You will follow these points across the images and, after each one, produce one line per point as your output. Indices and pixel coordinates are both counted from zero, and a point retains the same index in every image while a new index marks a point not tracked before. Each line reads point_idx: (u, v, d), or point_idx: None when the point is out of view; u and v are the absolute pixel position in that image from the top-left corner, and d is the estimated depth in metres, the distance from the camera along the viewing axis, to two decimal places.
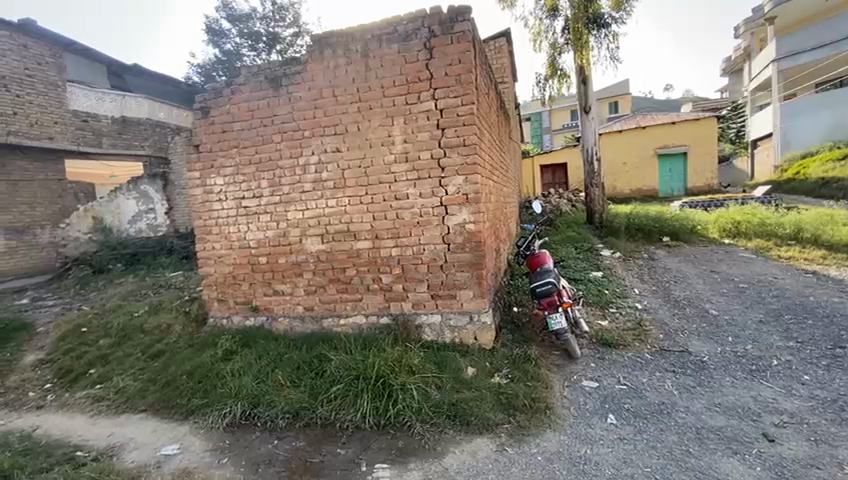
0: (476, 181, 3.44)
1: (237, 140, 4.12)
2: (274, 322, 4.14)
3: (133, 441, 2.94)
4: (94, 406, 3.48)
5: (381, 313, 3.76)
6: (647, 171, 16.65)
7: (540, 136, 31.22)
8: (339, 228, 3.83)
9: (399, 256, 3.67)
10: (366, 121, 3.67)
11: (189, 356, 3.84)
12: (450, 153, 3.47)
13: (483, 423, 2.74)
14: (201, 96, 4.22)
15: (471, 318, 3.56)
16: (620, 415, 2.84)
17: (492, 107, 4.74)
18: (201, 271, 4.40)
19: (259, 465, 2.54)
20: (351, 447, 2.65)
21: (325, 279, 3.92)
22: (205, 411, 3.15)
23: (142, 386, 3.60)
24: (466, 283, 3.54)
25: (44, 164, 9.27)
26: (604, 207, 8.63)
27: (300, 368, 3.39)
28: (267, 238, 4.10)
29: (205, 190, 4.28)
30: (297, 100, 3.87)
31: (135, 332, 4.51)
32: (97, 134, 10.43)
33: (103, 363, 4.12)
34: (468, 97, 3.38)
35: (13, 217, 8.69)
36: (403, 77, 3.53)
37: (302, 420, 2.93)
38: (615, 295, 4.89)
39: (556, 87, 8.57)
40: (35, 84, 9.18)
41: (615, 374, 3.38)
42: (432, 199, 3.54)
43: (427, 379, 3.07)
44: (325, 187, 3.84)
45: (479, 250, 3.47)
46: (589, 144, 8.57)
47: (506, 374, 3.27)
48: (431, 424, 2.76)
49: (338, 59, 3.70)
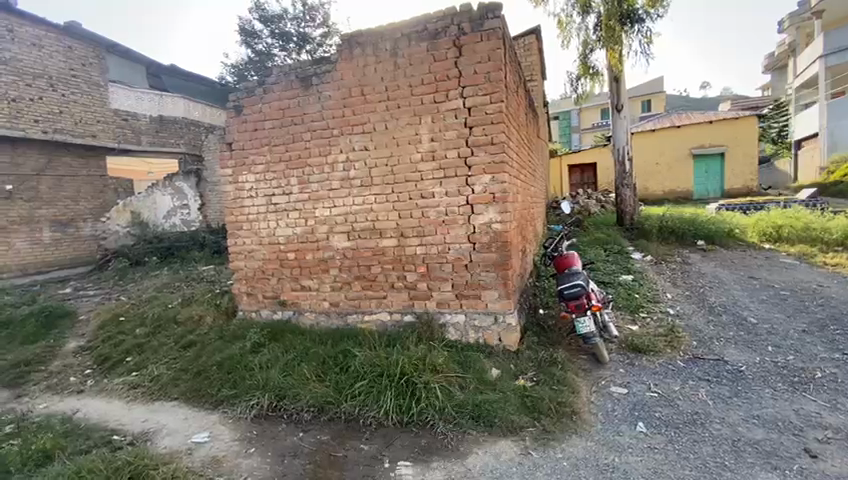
0: (503, 180, 3.39)
1: (268, 138, 4.22)
2: (301, 316, 4.22)
3: (166, 427, 3.05)
4: (130, 392, 3.64)
5: (405, 311, 3.77)
6: (681, 172, 16.02)
7: (568, 135, 30.61)
8: (365, 226, 3.86)
9: (424, 255, 3.66)
10: (393, 120, 3.68)
11: (219, 347, 3.97)
12: (477, 151, 3.43)
13: (507, 425, 2.71)
14: (235, 95, 4.33)
15: (496, 319, 3.51)
16: (650, 423, 2.74)
17: (521, 106, 4.66)
18: (232, 266, 4.52)
19: (285, 456, 2.60)
20: (374, 442, 2.67)
21: (350, 276, 3.96)
22: (234, 402, 3.25)
23: (175, 375, 3.73)
24: (491, 283, 3.49)
25: (87, 161, 9.77)
26: (635, 209, 8.36)
27: (325, 362, 3.44)
28: (295, 234, 4.18)
29: (237, 187, 4.40)
30: (326, 99, 3.92)
31: (169, 323, 4.69)
32: (136, 132, 10.89)
33: (139, 351, 4.30)
34: (497, 95, 3.33)
35: (59, 210, 9.21)
36: (432, 75, 3.52)
37: (326, 415, 2.98)
38: (646, 300, 4.73)
39: (588, 85, 8.37)
40: (80, 84, 9.70)
41: (645, 381, 3.28)
42: (458, 198, 3.52)
43: (451, 378, 3.05)
44: (352, 185, 3.87)
45: (505, 250, 3.43)
46: (620, 144, 8.34)
47: (531, 377, 3.22)
48: (454, 425, 2.75)
49: (367, 58, 3.73)
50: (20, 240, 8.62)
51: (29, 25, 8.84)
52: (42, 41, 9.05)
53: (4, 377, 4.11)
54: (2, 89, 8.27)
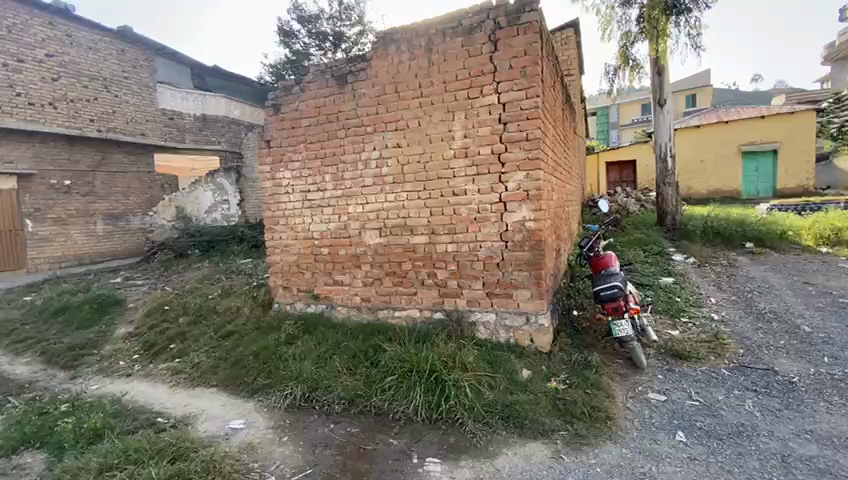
0: (538, 177, 3.31)
1: (304, 135, 4.31)
2: (333, 310, 4.30)
3: (205, 412, 3.19)
4: (173, 377, 3.83)
5: (435, 308, 3.77)
6: (728, 170, 15.14)
7: (606, 131, 29.57)
8: (397, 223, 3.87)
9: (455, 252, 3.64)
10: (427, 116, 3.67)
11: (255, 338, 4.11)
12: (511, 148, 3.37)
13: (538, 428, 2.66)
14: (273, 94, 4.45)
15: (527, 319, 3.45)
16: (692, 433, 2.61)
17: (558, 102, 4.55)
18: (269, 259, 4.67)
19: (317, 446, 2.66)
20: (402, 437, 2.69)
21: (381, 272, 3.99)
22: (268, 391, 3.36)
23: (214, 363, 3.89)
24: (523, 283, 3.43)
25: (136, 157, 10.35)
26: (677, 209, 7.97)
27: (356, 356, 3.49)
28: (328, 229, 4.26)
29: (275, 184, 4.53)
30: (361, 96, 3.96)
31: (210, 312, 4.90)
32: (181, 130, 11.38)
33: (181, 339, 4.52)
34: (533, 90, 3.26)
35: (111, 205, 9.82)
36: (466, 71, 3.48)
37: (356, 407, 3.02)
38: (688, 304, 4.51)
39: (626, 79, 8.07)
40: (131, 85, 10.28)
41: (685, 389, 3.13)
42: (491, 195, 3.47)
43: (481, 378, 3.02)
44: (385, 181, 3.90)
45: (539, 249, 3.35)
46: (662, 141, 8.00)
47: (564, 380, 3.14)
48: (483, 423, 2.72)
49: (402, 55, 3.74)
50: (77, 231, 9.26)
51: (86, 30, 9.44)
52: (98, 45, 9.65)
53: (62, 359, 4.43)
54: (62, 91, 8.95)
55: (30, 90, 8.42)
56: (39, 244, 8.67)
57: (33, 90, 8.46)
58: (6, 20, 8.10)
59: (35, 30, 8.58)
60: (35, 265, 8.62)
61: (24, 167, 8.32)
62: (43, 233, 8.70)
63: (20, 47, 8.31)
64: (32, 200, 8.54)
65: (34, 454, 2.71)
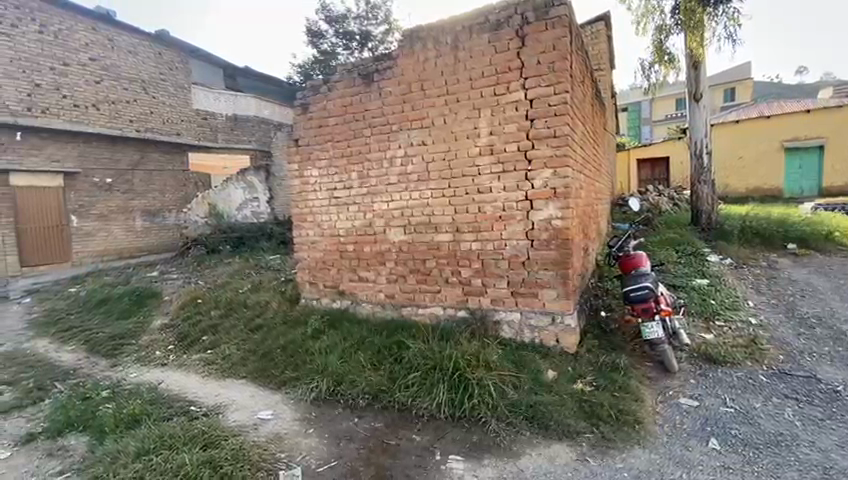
0: (566, 174, 3.24)
1: (331, 134, 4.38)
2: (358, 306, 4.36)
3: (235, 402, 3.30)
4: (205, 368, 3.98)
5: (459, 306, 3.76)
6: (769, 168, 14.41)
7: (637, 128, 28.62)
8: (421, 221, 3.88)
9: (479, 250, 3.62)
10: (452, 114, 3.66)
11: (283, 332, 4.21)
12: (539, 145, 3.32)
13: (562, 429, 2.61)
14: (301, 93, 4.54)
15: (553, 320, 3.39)
16: (726, 440, 2.51)
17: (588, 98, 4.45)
18: (297, 256, 4.77)
19: (341, 439, 2.70)
20: (425, 434, 2.70)
21: (406, 269, 4.01)
22: (295, 384, 3.44)
23: (244, 356, 4.02)
24: (549, 282, 3.37)
25: (172, 156, 10.75)
26: (713, 208, 7.63)
27: (380, 352, 3.53)
28: (354, 227, 4.32)
29: (302, 181, 4.62)
30: (387, 95, 3.98)
31: (240, 306, 5.05)
32: (214, 130, 11.74)
33: (213, 331, 4.69)
34: (561, 86, 3.19)
35: (149, 201, 10.27)
36: (493, 68, 3.45)
37: (380, 403, 3.05)
38: (723, 306, 4.33)
39: (661, 73, 7.81)
40: (167, 87, 10.69)
41: (719, 395, 3.01)
42: (517, 193, 3.43)
43: (505, 377, 2.99)
44: (410, 179, 3.91)
45: (566, 248, 3.29)
46: (697, 138, 7.70)
47: (591, 382, 3.08)
48: (507, 423, 2.70)
49: (429, 52, 3.74)
50: (117, 227, 9.73)
51: (127, 35, 9.89)
52: (137, 48, 10.09)
53: (103, 347, 4.68)
54: (104, 93, 9.41)
55: (76, 92, 8.91)
56: (83, 239, 9.16)
57: (78, 92, 8.94)
58: (53, 27, 8.61)
59: (80, 35, 9.06)
60: (79, 258, 9.11)
61: (69, 166, 8.82)
62: (86, 228, 9.19)
63: (66, 51, 8.79)
64: (77, 197, 9.03)
65: (78, 436, 2.88)
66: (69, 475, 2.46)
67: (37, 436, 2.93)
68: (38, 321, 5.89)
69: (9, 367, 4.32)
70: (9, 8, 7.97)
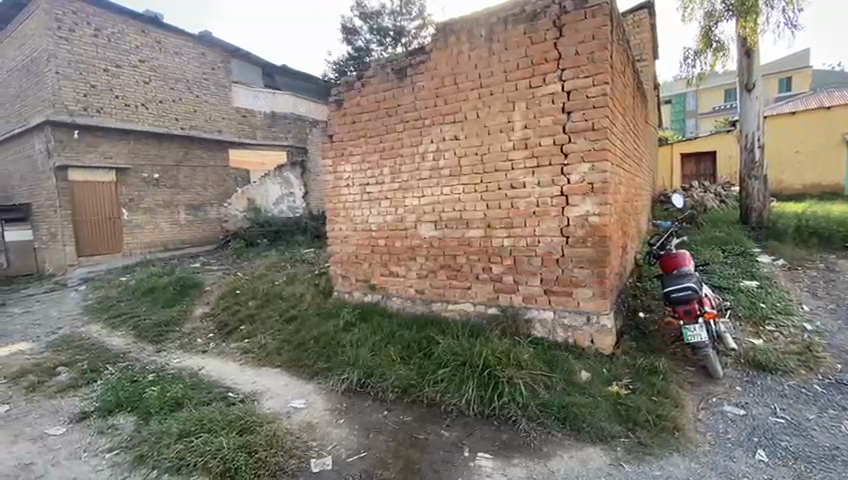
0: (605, 168, 3.11)
1: (364, 129, 4.42)
2: (389, 301, 4.39)
3: (270, 390, 3.41)
4: (242, 356, 4.14)
5: (490, 303, 3.71)
6: (829, 163, 13.31)
7: (682, 121, 27.37)
8: (452, 216, 3.85)
9: (511, 247, 3.56)
10: (486, 107, 3.60)
11: (315, 323, 4.31)
12: (576, 138, 3.21)
13: (596, 432, 2.53)
14: (336, 90, 4.60)
15: (588, 319, 3.28)
16: (774, 453, 2.36)
17: (629, 90, 4.28)
18: (330, 250, 4.86)
19: (370, 431, 2.74)
20: (454, 430, 2.69)
21: (436, 265, 4.00)
22: (327, 374, 3.51)
23: (279, 345, 4.14)
24: (584, 281, 3.27)
25: (214, 153, 11.18)
26: (765, 206, 7.16)
27: (410, 347, 3.55)
28: (385, 221, 4.35)
29: (336, 177, 4.69)
30: (420, 89, 3.97)
31: (276, 298, 5.20)
32: (253, 127, 12.09)
33: (250, 321, 4.86)
34: (601, 77, 3.07)
35: (192, 196, 10.75)
36: (529, 59, 3.36)
37: (409, 397, 3.07)
38: (775, 311, 4.05)
39: (708, 63, 7.39)
40: (209, 86, 11.08)
41: (768, 404, 2.82)
42: (552, 189, 3.34)
43: (536, 376, 2.93)
44: (442, 174, 3.89)
45: (603, 247, 3.17)
46: (747, 132, 7.25)
47: (628, 385, 2.97)
48: (538, 423, 2.64)
49: (462, 45, 3.69)
50: (163, 220, 10.24)
51: (173, 37, 10.34)
52: (183, 49, 10.52)
53: (150, 334, 4.95)
54: (152, 93, 9.90)
55: (126, 93, 9.45)
56: (132, 231, 9.72)
57: (128, 92, 9.48)
58: (107, 30, 9.16)
59: (131, 37, 9.58)
60: (129, 249, 9.69)
61: (120, 162, 9.37)
62: (136, 221, 9.74)
63: (117, 53, 9.33)
64: (127, 191, 9.58)
65: (126, 416, 3.06)
66: (117, 451, 2.62)
67: (90, 414, 3.15)
68: (93, 307, 6.31)
69: (67, 349, 4.66)
70: (67, 14, 8.57)
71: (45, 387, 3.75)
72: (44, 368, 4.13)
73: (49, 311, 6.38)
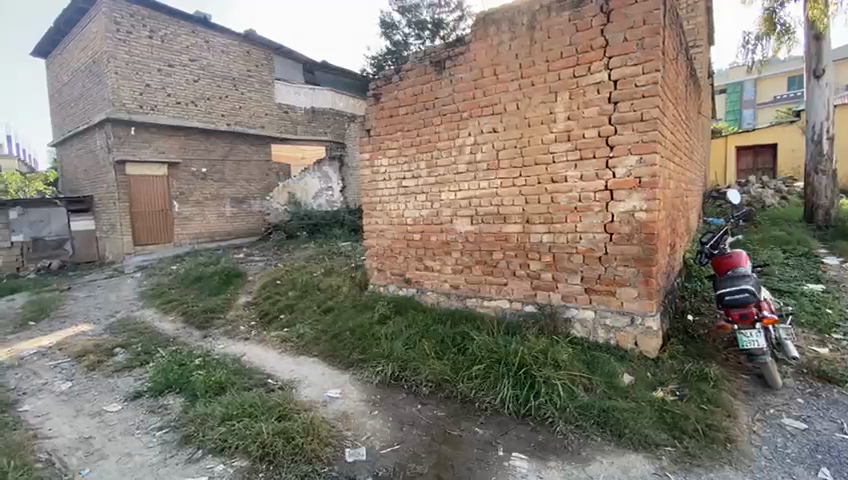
0: (654, 160, 2.94)
1: (401, 123, 4.40)
2: (423, 295, 4.39)
3: (308, 379, 3.49)
4: (282, 344, 4.27)
5: (527, 301, 3.62)
6: None
7: (738, 111, 25.52)
8: (489, 211, 3.78)
9: (551, 243, 3.44)
10: (526, 99, 3.48)
11: (351, 315, 4.39)
12: (622, 130, 3.05)
13: (639, 439, 2.40)
14: (374, 83, 4.61)
15: (632, 321, 3.13)
16: (841, 472, 2.15)
17: (681, 79, 4.02)
18: (366, 243, 4.91)
19: (404, 424, 2.75)
20: (488, 428, 2.64)
21: (471, 260, 3.95)
22: (363, 366, 3.56)
23: (316, 335, 4.25)
24: (629, 280, 3.11)
25: (257, 148, 11.59)
26: (833, 203, 6.57)
27: (444, 342, 3.53)
28: (421, 216, 4.33)
29: (372, 171, 4.72)
30: (458, 81, 3.90)
31: (314, 289, 5.33)
32: (294, 123, 12.39)
33: (290, 310, 5.02)
34: (652, 64, 2.89)
35: (237, 189, 11.21)
36: (573, 48, 3.22)
37: (443, 392, 3.06)
38: (843, 318, 3.70)
39: (771, 48, 6.83)
40: (254, 83, 11.45)
41: (834, 419, 2.58)
42: (595, 183, 3.19)
43: (575, 378, 2.83)
44: (479, 168, 3.82)
45: (650, 244, 2.99)
46: (813, 123, 6.68)
47: (674, 391, 2.81)
48: (576, 426, 2.55)
49: (502, 35, 3.58)
50: (210, 212, 10.75)
51: (221, 36, 10.75)
52: (229, 48, 10.91)
53: (197, 319, 5.21)
54: (201, 90, 10.36)
55: (178, 91, 9.94)
56: (183, 222, 10.27)
57: (179, 90, 9.96)
58: (160, 32, 9.66)
59: (182, 38, 10.05)
60: (180, 239, 10.25)
61: (172, 157, 9.89)
62: (185, 213, 10.28)
63: (170, 53, 9.83)
64: (178, 184, 10.12)
65: (175, 397, 3.24)
66: (167, 430, 2.78)
67: (143, 394, 3.35)
68: (147, 293, 6.73)
69: (123, 332, 4.99)
70: (125, 17, 9.12)
71: (104, 366, 4.03)
72: (103, 349, 4.45)
73: (109, 296, 6.87)
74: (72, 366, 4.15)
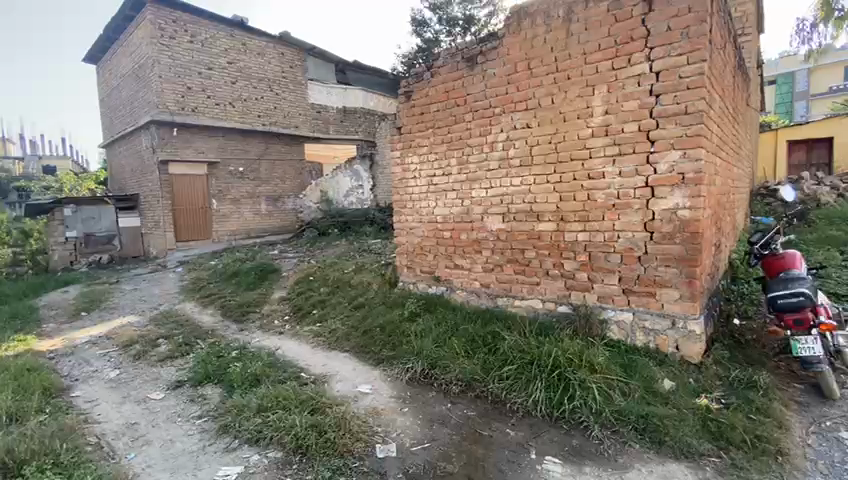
0: (699, 155, 2.79)
1: (432, 120, 4.39)
2: (453, 294, 4.36)
3: (339, 374, 3.54)
4: (314, 339, 4.36)
5: (560, 301, 3.53)
6: None
7: (788, 104, 24.00)
8: (522, 208, 3.71)
9: (586, 242, 3.34)
10: (562, 93, 3.38)
11: (381, 312, 4.42)
12: (665, 123, 2.91)
13: (681, 448, 2.29)
14: (405, 81, 4.60)
15: (673, 323, 2.99)
16: None
17: (728, 69, 3.80)
18: (397, 241, 4.93)
19: (434, 423, 2.74)
20: (520, 430, 2.59)
21: (503, 259, 3.89)
22: (393, 363, 3.58)
23: (347, 331, 4.31)
24: (671, 281, 2.98)
25: (291, 147, 11.87)
26: None
27: (474, 341, 3.49)
28: (451, 214, 4.30)
29: (403, 169, 4.74)
30: (491, 77, 3.85)
31: (345, 285, 5.41)
32: (326, 122, 12.58)
33: (322, 306, 5.12)
34: (698, 53, 2.74)
35: (272, 188, 11.54)
36: (612, 39, 3.09)
37: (474, 391, 3.03)
38: None
39: (828, 35, 6.35)
40: (288, 84, 11.71)
41: None
42: (634, 179, 3.06)
43: (611, 382, 2.73)
44: (511, 165, 3.75)
45: (694, 244, 2.85)
46: None
47: (719, 399, 2.67)
48: (612, 432, 2.46)
49: (537, 28, 3.50)
50: (247, 210, 11.11)
51: (257, 39, 11.05)
52: (265, 50, 11.21)
53: (234, 313, 5.41)
54: (238, 92, 10.70)
55: (216, 93, 10.31)
56: (221, 219, 10.67)
57: (218, 92, 10.33)
58: (201, 36, 10.05)
59: (221, 42, 10.41)
60: (218, 236, 10.66)
61: (211, 156, 10.30)
62: (223, 211, 10.68)
63: (210, 57, 10.20)
64: (217, 183, 10.52)
65: (213, 387, 3.37)
66: (206, 419, 2.89)
67: (184, 383, 3.50)
68: (188, 287, 7.04)
69: (166, 323, 5.23)
70: (168, 23, 9.54)
71: (148, 356, 4.24)
72: (147, 339, 4.68)
73: (153, 289, 7.22)
74: (119, 355, 4.39)
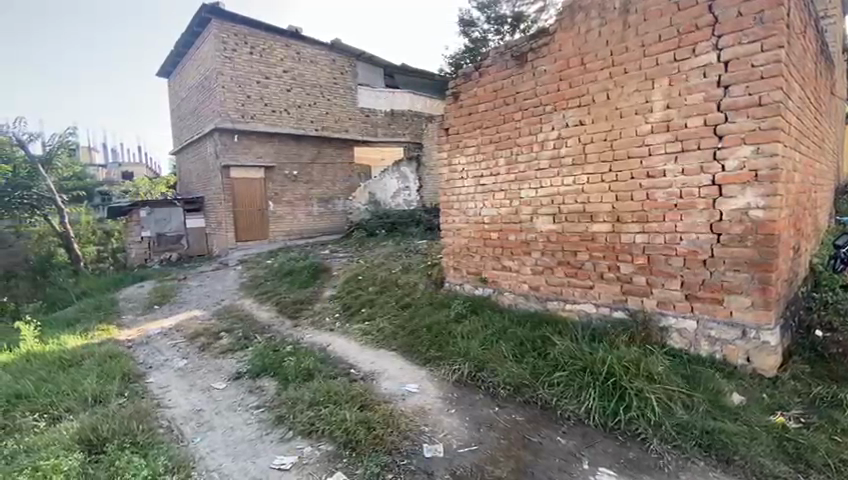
0: (775, 151, 2.55)
1: (480, 121, 4.36)
2: (500, 295, 4.30)
3: (387, 372, 3.60)
4: (363, 336, 4.47)
5: (616, 306, 3.37)
6: None
7: None
8: (574, 208, 3.58)
9: (645, 244, 3.16)
10: (618, 88, 3.23)
11: (428, 312, 4.45)
12: (734, 117, 2.70)
13: (752, 468, 2.11)
14: (453, 82, 4.60)
15: (743, 333, 2.77)
16: None
17: (810, 55, 3.46)
18: (444, 242, 4.93)
19: (482, 425, 2.71)
20: (572, 438, 2.50)
21: (553, 261, 3.79)
22: (439, 363, 3.59)
23: (394, 330, 4.37)
24: (741, 287, 2.75)
25: (341, 150, 12.25)
26: None
27: (523, 344, 3.42)
28: (499, 214, 4.25)
29: (450, 169, 4.73)
30: (542, 74, 3.75)
31: (392, 285, 5.51)
32: (375, 126, 12.86)
33: (370, 305, 5.22)
34: (774, 39, 2.52)
35: (323, 190, 11.98)
36: (674, 29, 2.91)
37: (522, 396, 2.95)
38: None
39: None
40: (339, 89, 12.07)
41: None
42: (699, 177, 2.86)
43: (672, 394, 2.57)
44: (563, 164, 3.64)
45: (769, 247, 2.62)
46: None
47: (797, 418, 2.43)
48: (673, 446, 2.31)
49: (591, 22, 3.37)
50: (300, 212, 11.61)
51: (310, 47, 11.49)
52: (317, 58, 11.64)
53: (289, 310, 5.68)
54: (293, 99, 11.19)
55: (273, 100, 10.86)
56: (276, 220, 11.24)
57: (274, 100, 10.87)
58: (259, 47, 10.62)
59: (277, 52, 10.93)
60: (273, 236, 11.24)
61: (268, 161, 10.88)
62: (279, 212, 11.24)
63: (267, 67, 10.75)
64: (273, 186, 11.08)
65: (270, 380, 3.55)
66: (263, 409, 3.05)
67: (243, 375, 3.71)
68: (246, 284, 7.48)
69: (227, 318, 5.59)
70: (231, 36, 10.19)
71: (212, 348, 4.55)
72: (211, 332, 5.03)
73: (215, 285, 7.76)
74: (187, 345, 4.75)
